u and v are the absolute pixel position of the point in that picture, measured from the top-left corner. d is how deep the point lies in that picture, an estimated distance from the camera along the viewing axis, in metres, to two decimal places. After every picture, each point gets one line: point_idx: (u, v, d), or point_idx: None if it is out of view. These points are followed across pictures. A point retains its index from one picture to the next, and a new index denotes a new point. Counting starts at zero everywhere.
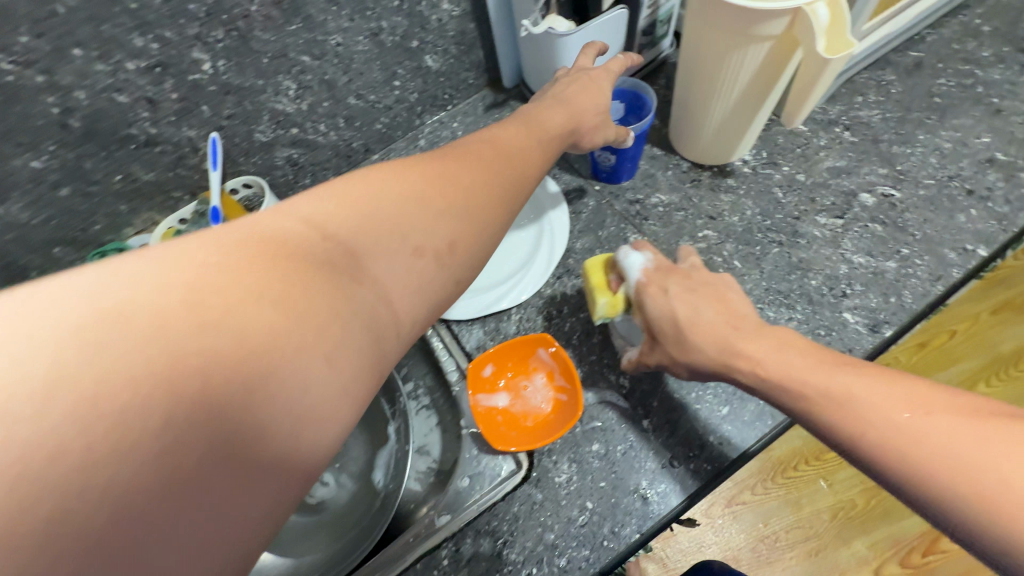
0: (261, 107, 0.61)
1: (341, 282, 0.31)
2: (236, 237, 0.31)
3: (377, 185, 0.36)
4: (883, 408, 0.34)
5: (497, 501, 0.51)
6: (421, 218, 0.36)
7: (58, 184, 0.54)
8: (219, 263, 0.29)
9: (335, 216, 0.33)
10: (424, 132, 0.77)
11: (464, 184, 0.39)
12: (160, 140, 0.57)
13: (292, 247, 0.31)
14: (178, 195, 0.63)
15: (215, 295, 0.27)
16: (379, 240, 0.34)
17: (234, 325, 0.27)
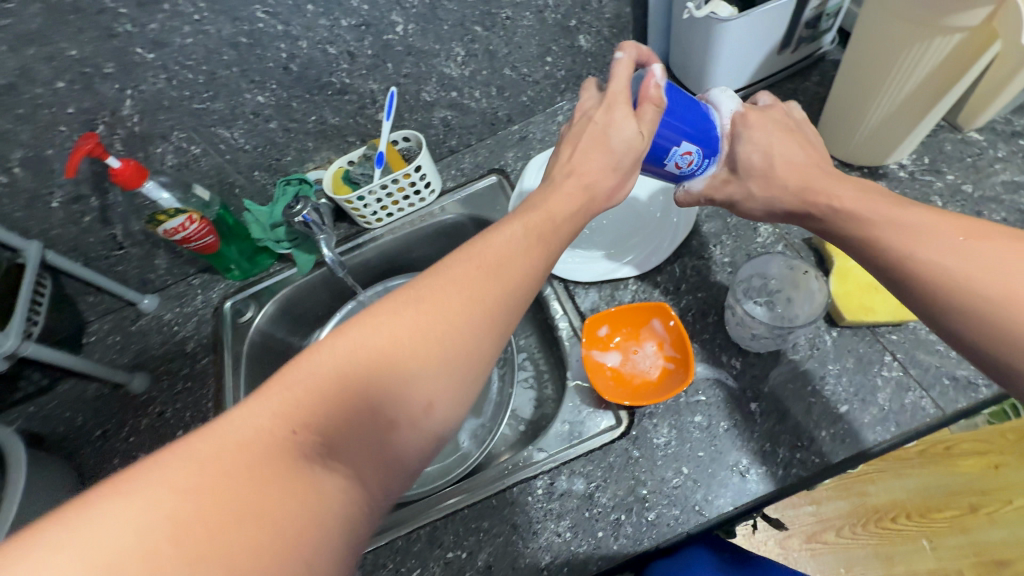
0: (433, 69, 0.68)
1: (325, 469, 0.29)
2: (210, 443, 0.28)
3: (364, 345, 0.33)
4: (924, 238, 0.38)
5: (593, 449, 0.54)
6: (419, 377, 0.34)
7: (270, 117, 0.65)
8: (188, 484, 0.26)
9: (285, 415, 0.30)
10: (562, 109, 0.81)
11: (441, 330, 0.35)
12: (350, 90, 0.66)
13: (260, 452, 0.28)
14: (352, 140, 0.73)
15: (196, 521, 0.25)
16: (356, 420, 0.32)
17: (238, 536, 0.25)
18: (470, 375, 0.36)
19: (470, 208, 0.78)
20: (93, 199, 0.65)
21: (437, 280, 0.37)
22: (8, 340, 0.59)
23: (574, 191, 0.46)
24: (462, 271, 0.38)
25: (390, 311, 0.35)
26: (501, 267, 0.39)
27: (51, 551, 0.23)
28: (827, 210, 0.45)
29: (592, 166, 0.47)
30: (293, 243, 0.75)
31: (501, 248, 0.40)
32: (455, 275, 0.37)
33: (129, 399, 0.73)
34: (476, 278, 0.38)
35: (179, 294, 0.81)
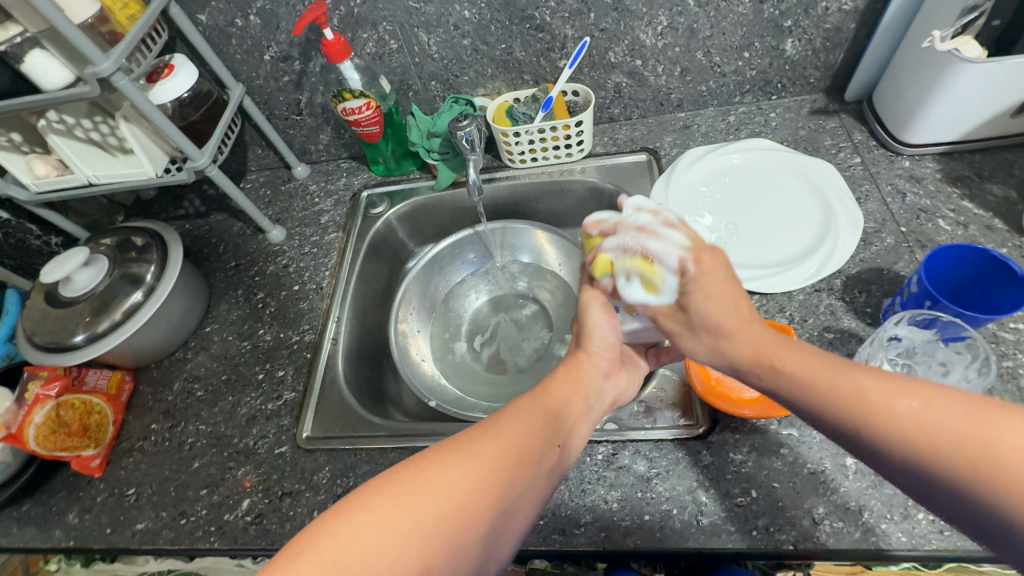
0: (630, 31, 0.68)
1: (522, 480, 0.38)
2: (452, 452, 0.38)
3: (535, 406, 0.43)
4: (906, 411, 0.32)
5: (665, 439, 0.54)
6: (531, 470, 0.39)
7: (466, 34, 0.69)
8: (440, 482, 0.36)
9: (501, 434, 0.40)
10: (737, 111, 0.78)
11: (569, 398, 0.45)
12: (546, 29, 0.68)
13: (485, 466, 0.38)
14: (527, 79, 0.75)
15: (445, 504, 0.35)
16: (532, 450, 0.40)
17: (462, 504, 0.36)
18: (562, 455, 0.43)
19: (611, 178, 0.77)
20: (297, 63, 0.72)
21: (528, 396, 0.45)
22: (203, 158, 0.66)
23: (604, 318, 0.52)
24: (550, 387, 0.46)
25: (501, 418, 0.42)
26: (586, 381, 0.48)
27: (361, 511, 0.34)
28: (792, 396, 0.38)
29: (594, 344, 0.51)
30: (441, 157, 0.78)
31: (583, 359, 0.50)
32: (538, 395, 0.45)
33: (264, 245, 0.82)
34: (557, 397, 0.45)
35: (328, 172, 0.89)
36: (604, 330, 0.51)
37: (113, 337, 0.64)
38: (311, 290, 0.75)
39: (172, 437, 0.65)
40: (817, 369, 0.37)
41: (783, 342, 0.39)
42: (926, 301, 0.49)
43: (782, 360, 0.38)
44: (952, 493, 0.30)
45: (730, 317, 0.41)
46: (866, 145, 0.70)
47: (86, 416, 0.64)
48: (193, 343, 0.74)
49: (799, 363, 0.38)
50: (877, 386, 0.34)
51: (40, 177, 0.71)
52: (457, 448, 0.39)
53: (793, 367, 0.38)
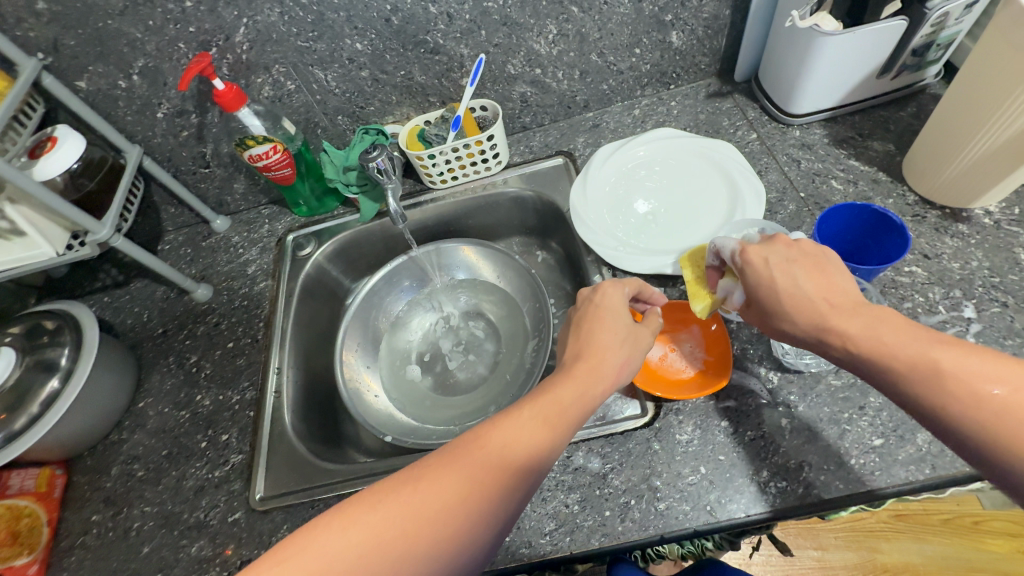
0: (523, 42, 0.70)
1: (494, 503, 0.39)
2: (431, 467, 0.40)
3: (525, 417, 0.43)
4: (975, 380, 0.34)
5: (615, 433, 0.55)
6: (498, 497, 0.39)
7: (363, 66, 0.68)
8: (406, 505, 0.38)
9: (481, 453, 0.41)
10: (641, 104, 0.81)
11: (564, 400, 0.45)
12: (441, 51, 0.69)
13: (458, 486, 0.39)
14: (433, 101, 0.75)
15: (409, 525, 0.37)
16: (510, 472, 0.40)
17: (428, 526, 0.37)
18: (541, 474, 0.42)
19: (532, 186, 0.79)
20: (193, 117, 0.70)
21: (521, 404, 0.45)
22: (104, 229, 0.63)
23: (604, 327, 0.51)
24: (545, 394, 0.45)
25: (490, 430, 0.43)
26: (590, 383, 0.47)
27: (331, 526, 0.37)
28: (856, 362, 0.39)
29: (601, 356, 0.49)
30: (361, 189, 0.77)
31: (595, 351, 0.49)
32: (535, 404, 0.45)
33: (191, 306, 0.79)
34: (555, 399, 0.45)
35: (249, 221, 0.86)
36: (614, 348, 0.49)
37: (31, 433, 0.60)
38: (247, 344, 0.73)
39: (117, 525, 0.62)
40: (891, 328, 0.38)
41: (856, 304, 0.40)
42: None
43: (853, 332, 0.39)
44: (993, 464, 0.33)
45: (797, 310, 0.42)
46: (759, 120, 0.74)
47: (15, 522, 0.60)
48: (128, 422, 0.70)
49: (879, 333, 0.38)
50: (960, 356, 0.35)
51: None
52: (438, 468, 0.40)
53: (864, 329, 0.39)
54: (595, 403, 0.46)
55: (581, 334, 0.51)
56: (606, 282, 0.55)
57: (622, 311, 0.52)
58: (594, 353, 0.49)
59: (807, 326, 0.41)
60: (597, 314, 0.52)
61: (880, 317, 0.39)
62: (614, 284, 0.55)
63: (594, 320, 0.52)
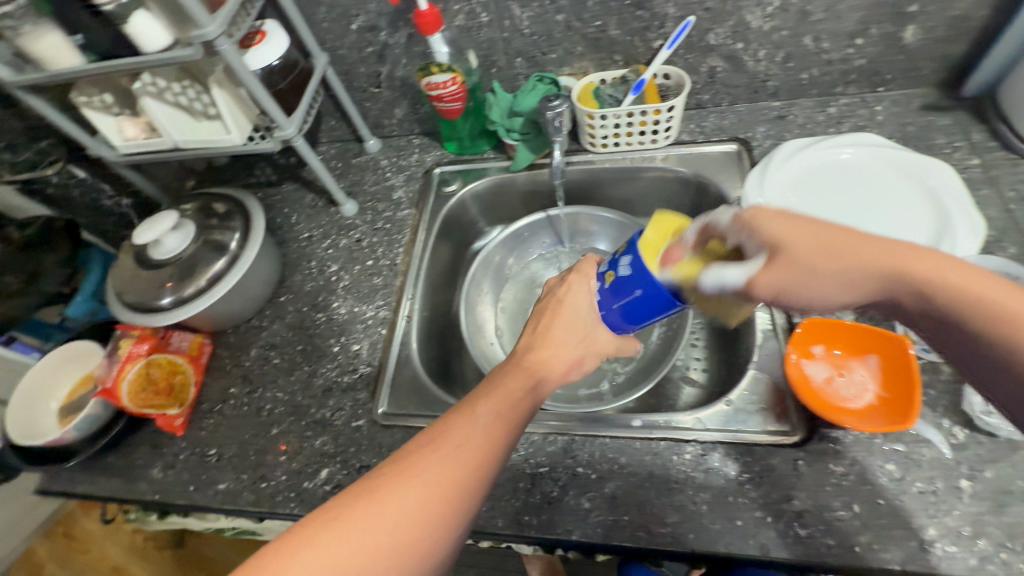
0: (736, 11, 0.64)
1: (459, 503, 0.38)
2: (377, 480, 0.38)
3: (479, 414, 0.43)
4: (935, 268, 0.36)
5: (757, 444, 0.52)
6: (460, 499, 0.38)
7: (562, 9, 0.66)
8: (361, 523, 0.36)
9: (438, 453, 0.40)
10: (838, 102, 0.73)
11: (520, 388, 0.46)
12: (646, 6, 0.64)
13: (417, 493, 0.37)
14: (617, 59, 0.71)
15: (377, 540, 0.35)
16: (471, 468, 0.40)
17: (392, 536, 0.36)
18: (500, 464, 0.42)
19: (698, 169, 0.74)
20: (383, 34, 0.71)
21: (473, 401, 0.44)
22: (291, 127, 0.65)
23: (564, 321, 0.52)
24: (499, 388, 0.45)
25: (445, 432, 0.41)
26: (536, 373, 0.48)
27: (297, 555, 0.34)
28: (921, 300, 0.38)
29: (562, 347, 0.50)
30: (521, 137, 0.75)
31: (553, 335, 0.51)
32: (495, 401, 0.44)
33: (336, 218, 0.82)
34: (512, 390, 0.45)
35: (400, 147, 0.88)
36: (580, 340, 0.51)
37: (191, 308, 0.66)
38: (385, 266, 0.75)
39: (250, 402, 0.67)
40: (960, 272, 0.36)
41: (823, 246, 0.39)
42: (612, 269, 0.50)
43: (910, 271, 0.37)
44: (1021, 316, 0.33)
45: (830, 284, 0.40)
46: (984, 145, 0.65)
47: (171, 375, 0.66)
48: (268, 311, 0.75)
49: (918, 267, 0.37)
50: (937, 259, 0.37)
51: (129, 139, 0.73)
52: (394, 484, 0.38)
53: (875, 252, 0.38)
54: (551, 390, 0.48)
55: (537, 326, 0.52)
56: (573, 275, 0.55)
57: (591, 307, 0.53)
58: (546, 342, 0.50)
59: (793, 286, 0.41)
60: (557, 307, 0.53)
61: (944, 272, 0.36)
62: (577, 278, 0.55)
63: (552, 313, 0.53)
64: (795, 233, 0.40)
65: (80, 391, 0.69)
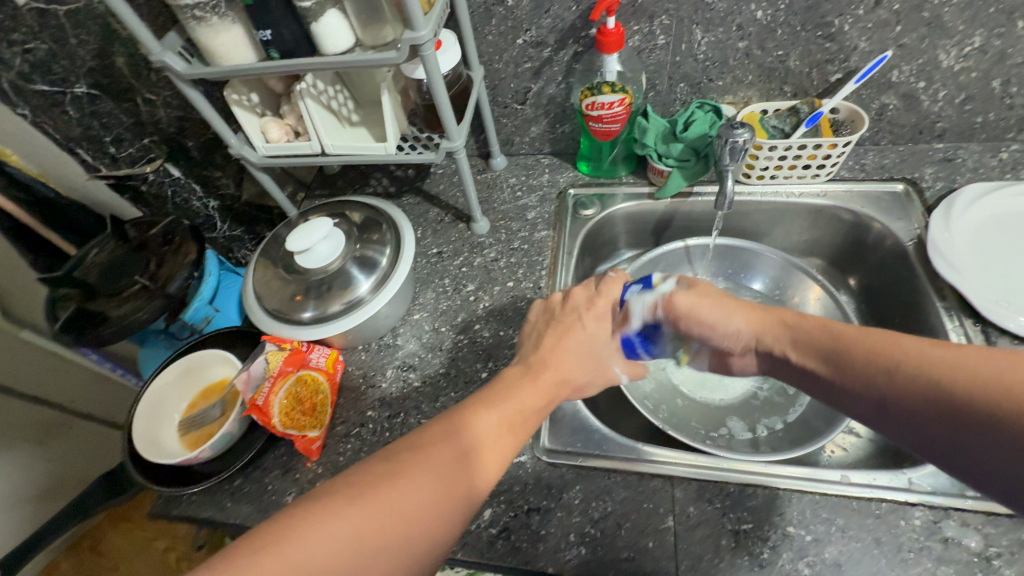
0: (931, 49, 0.62)
1: (466, 505, 0.40)
2: (388, 468, 0.40)
3: (491, 421, 0.45)
4: (883, 342, 0.42)
5: (999, 513, 0.47)
6: (467, 501, 0.40)
7: (746, 37, 0.64)
8: (380, 513, 0.37)
9: (461, 454, 0.42)
10: (1009, 148, 0.71)
11: (528, 409, 0.48)
12: (837, 39, 0.62)
13: (435, 497, 0.39)
14: (786, 90, 0.69)
15: (387, 526, 0.36)
16: (481, 472, 0.42)
17: (405, 516, 0.37)
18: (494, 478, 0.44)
19: (863, 207, 0.70)
20: (548, 51, 0.69)
21: (484, 406, 0.46)
22: (458, 139, 0.62)
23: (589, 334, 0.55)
24: (510, 398, 0.48)
25: (455, 431, 0.43)
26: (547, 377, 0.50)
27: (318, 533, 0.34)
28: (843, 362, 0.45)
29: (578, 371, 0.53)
30: (677, 164, 0.72)
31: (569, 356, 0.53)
32: (495, 408, 0.46)
33: (466, 236, 0.78)
34: (519, 408, 0.47)
35: (527, 166, 0.85)
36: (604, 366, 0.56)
37: (333, 325, 0.63)
38: (528, 289, 0.71)
39: (393, 428, 0.61)
40: (851, 334, 0.45)
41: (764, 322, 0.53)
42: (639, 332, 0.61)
43: (803, 328, 0.49)
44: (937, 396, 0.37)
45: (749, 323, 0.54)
46: None
47: (314, 394, 0.61)
48: (401, 330, 0.70)
49: (854, 335, 0.45)
50: (872, 333, 0.44)
51: (271, 142, 0.70)
52: (411, 479, 0.39)
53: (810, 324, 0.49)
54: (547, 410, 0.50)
55: (548, 335, 0.54)
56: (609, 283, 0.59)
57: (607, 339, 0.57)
58: (560, 365, 0.52)
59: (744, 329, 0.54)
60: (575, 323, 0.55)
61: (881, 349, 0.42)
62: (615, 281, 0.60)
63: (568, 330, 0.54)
64: (712, 316, 0.56)
65: (202, 405, 0.65)
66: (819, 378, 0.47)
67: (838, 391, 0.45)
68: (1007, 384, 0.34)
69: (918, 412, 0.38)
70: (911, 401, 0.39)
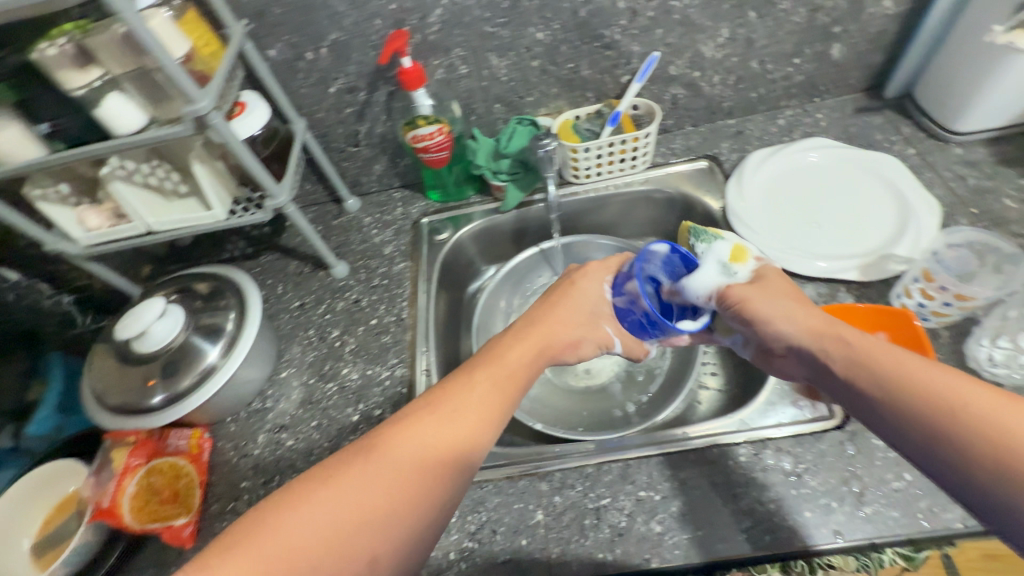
0: (692, 44, 0.71)
1: (444, 481, 0.42)
2: (374, 453, 0.41)
3: (474, 395, 0.47)
4: (957, 391, 0.36)
5: (804, 434, 0.54)
6: (444, 477, 0.42)
7: (537, 56, 0.69)
8: (362, 491, 0.39)
9: (438, 437, 0.43)
10: (785, 114, 0.82)
11: (508, 380, 0.50)
12: (614, 47, 0.70)
13: (409, 474, 0.41)
14: (589, 96, 0.76)
15: (366, 509, 0.38)
16: (459, 450, 0.43)
17: (378, 495, 0.39)
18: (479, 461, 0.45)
19: (679, 186, 0.78)
20: (362, 94, 0.72)
21: (469, 378, 0.48)
22: (282, 193, 0.63)
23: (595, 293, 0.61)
24: (489, 370, 0.50)
25: (437, 405, 0.45)
26: (542, 343, 0.55)
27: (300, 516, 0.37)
28: (861, 368, 0.40)
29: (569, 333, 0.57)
30: (510, 177, 0.77)
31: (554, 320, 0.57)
32: (473, 382, 0.48)
33: (326, 282, 0.79)
34: (506, 373, 0.50)
35: (381, 203, 0.87)
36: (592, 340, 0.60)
37: (187, 401, 0.60)
38: (391, 323, 0.72)
39: (269, 493, 0.60)
40: (881, 355, 0.40)
41: (830, 329, 0.44)
42: (649, 284, 0.59)
43: (853, 341, 0.42)
44: (975, 475, 0.33)
45: (806, 323, 0.46)
46: (915, 137, 0.74)
47: (174, 480, 0.61)
48: (270, 391, 0.69)
49: (902, 364, 0.39)
50: (936, 374, 0.37)
51: (92, 230, 0.67)
52: (389, 456, 0.41)
53: (891, 356, 0.40)
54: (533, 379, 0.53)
55: (547, 300, 0.60)
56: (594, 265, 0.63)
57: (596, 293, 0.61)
58: (546, 322, 0.57)
59: (843, 367, 0.42)
60: (569, 288, 0.61)
61: (960, 390, 0.36)
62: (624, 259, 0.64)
63: (562, 295, 0.60)
64: (782, 318, 0.48)
65: (57, 521, 0.60)
66: (856, 398, 0.41)
67: (905, 437, 0.37)
68: (993, 421, 0.34)
69: (952, 473, 0.35)
70: (913, 429, 0.37)
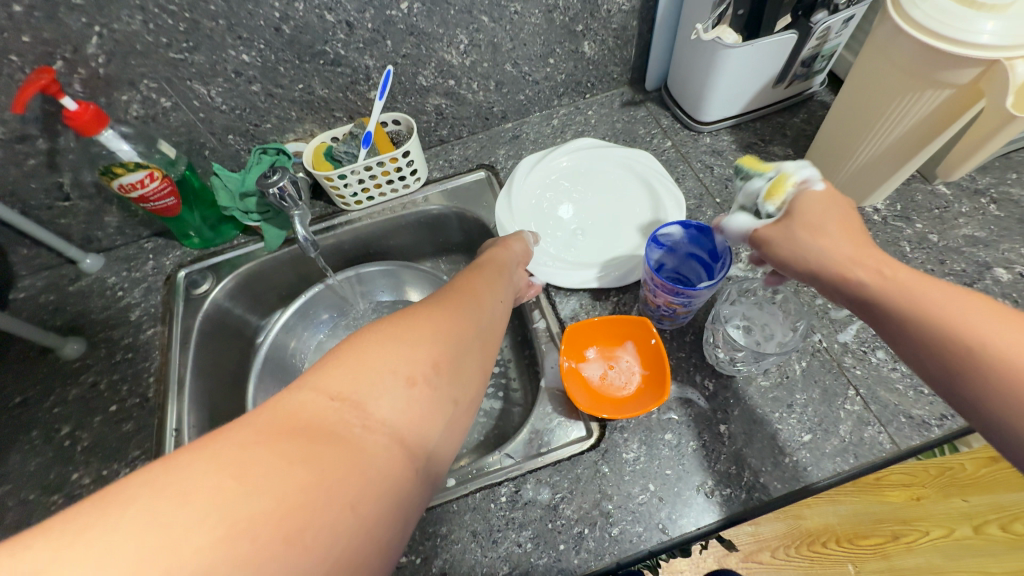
0: (433, 53, 0.65)
1: (376, 434, 0.29)
2: (267, 417, 0.28)
3: (406, 328, 0.36)
4: (971, 321, 0.32)
5: (562, 460, 0.53)
6: (371, 429, 0.29)
7: (253, 79, 0.61)
8: (237, 457, 0.25)
9: (349, 384, 0.31)
10: (558, 113, 0.80)
11: (461, 319, 0.40)
12: (344, 62, 0.63)
13: (312, 424, 0.28)
14: (339, 115, 0.69)
15: (250, 478, 0.24)
16: (386, 385, 0.32)
17: (275, 470, 0.25)
18: (436, 417, 0.33)
19: (456, 201, 0.75)
20: (41, 142, 0.59)
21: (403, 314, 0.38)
22: None
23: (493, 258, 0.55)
24: (417, 307, 0.39)
25: (360, 342, 0.34)
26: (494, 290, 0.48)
27: (115, 532, 0.22)
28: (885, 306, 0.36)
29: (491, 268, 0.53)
30: (263, 216, 0.70)
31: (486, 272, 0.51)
32: (391, 321, 0.37)
33: (58, 366, 0.66)
34: (450, 303, 0.41)
35: (128, 257, 0.74)
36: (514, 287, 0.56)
37: None
38: (135, 405, 0.62)
39: None
40: (928, 288, 0.35)
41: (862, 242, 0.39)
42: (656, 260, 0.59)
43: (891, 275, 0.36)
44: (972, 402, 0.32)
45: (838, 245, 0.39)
46: (673, 128, 0.76)
47: None
48: None
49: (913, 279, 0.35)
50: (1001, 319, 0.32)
51: None
52: (283, 413, 0.29)
53: (916, 282, 0.36)
54: (487, 314, 0.44)
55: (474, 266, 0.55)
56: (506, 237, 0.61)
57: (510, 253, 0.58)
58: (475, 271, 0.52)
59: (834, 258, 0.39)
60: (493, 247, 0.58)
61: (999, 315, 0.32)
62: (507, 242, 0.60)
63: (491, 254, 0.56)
64: (806, 241, 0.41)
65: None
66: (872, 309, 0.38)
67: (934, 373, 0.34)
68: (1006, 358, 0.30)
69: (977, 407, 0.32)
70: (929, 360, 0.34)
